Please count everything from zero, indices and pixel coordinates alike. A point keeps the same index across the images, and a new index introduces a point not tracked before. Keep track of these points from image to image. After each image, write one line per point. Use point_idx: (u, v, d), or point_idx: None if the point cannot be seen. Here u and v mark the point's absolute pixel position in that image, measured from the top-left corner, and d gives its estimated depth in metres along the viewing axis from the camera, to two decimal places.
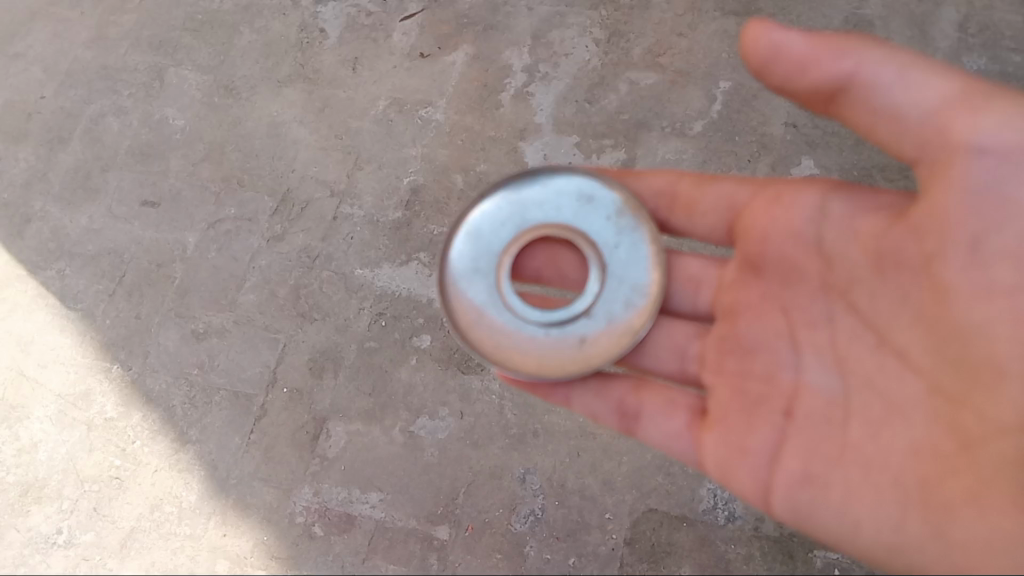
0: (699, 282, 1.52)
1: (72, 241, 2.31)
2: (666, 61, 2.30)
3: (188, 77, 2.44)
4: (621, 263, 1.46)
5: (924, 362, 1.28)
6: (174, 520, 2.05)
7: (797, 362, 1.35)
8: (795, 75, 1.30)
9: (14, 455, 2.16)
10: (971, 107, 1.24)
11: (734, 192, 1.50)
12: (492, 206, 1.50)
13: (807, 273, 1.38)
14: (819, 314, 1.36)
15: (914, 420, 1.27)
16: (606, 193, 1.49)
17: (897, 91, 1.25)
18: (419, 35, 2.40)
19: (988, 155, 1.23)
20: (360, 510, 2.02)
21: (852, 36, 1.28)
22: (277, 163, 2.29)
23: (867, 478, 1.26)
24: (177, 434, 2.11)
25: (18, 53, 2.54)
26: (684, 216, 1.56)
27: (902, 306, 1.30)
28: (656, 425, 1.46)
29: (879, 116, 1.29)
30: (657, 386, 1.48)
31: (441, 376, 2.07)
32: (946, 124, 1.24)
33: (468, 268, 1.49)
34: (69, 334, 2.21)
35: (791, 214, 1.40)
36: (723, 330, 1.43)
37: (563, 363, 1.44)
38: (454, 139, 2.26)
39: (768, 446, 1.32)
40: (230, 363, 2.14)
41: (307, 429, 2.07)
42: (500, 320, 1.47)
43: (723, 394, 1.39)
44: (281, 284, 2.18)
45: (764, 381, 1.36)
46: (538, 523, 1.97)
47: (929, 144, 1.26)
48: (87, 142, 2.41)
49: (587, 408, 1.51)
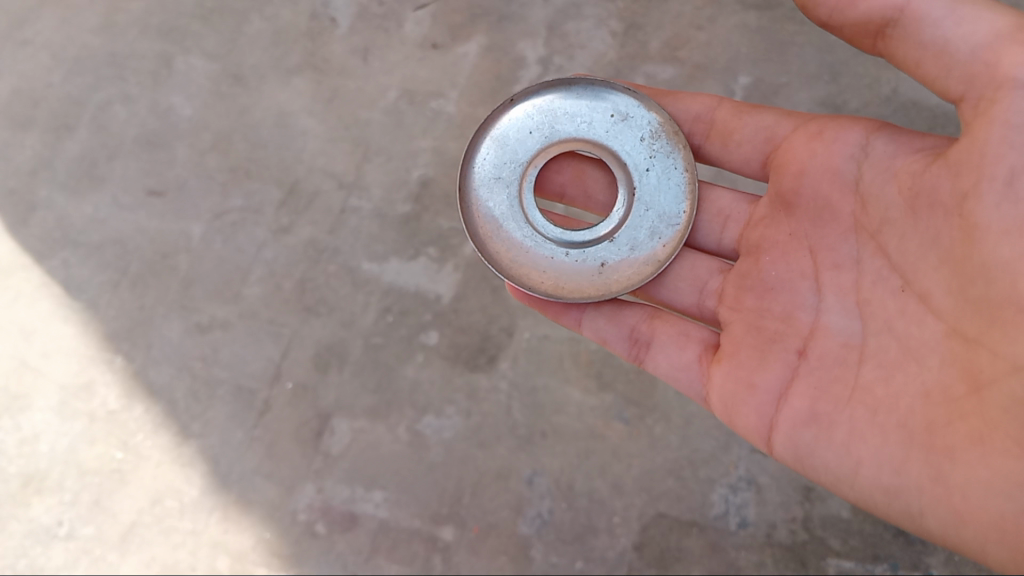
0: (727, 215, 1.56)
1: (76, 229, 2.27)
2: (684, 54, 2.25)
3: (196, 65, 2.38)
4: (650, 190, 1.55)
5: (946, 303, 1.19)
6: (175, 515, 2.03)
7: (818, 303, 1.34)
8: (846, 7, 1.27)
9: (15, 446, 2.11)
10: (1023, 41, 1.13)
11: (776, 125, 1.50)
12: (523, 115, 1.59)
13: (839, 212, 1.34)
14: (846, 255, 1.33)
15: (929, 364, 1.19)
16: (643, 113, 1.56)
17: (947, 26, 1.18)
18: (432, 25, 2.34)
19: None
20: (364, 509, 1.99)
21: None
22: (284, 154, 2.25)
23: (873, 419, 1.23)
24: (179, 428, 2.07)
25: (27, 40, 2.44)
26: (718, 144, 1.57)
27: (929, 246, 1.22)
28: (667, 356, 1.52)
29: (926, 50, 1.22)
30: (671, 318, 1.54)
31: (448, 373, 2.03)
32: (996, 56, 1.14)
33: (491, 176, 1.60)
34: (72, 324, 2.17)
35: (832, 150, 1.36)
36: (749, 269, 1.45)
37: (580, 285, 1.55)
38: (465, 131, 2.22)
39: (776, 385, 1.34)
40: (233, 357, 2.10)
41: (310, 426, 2.03)
42: (518, 234, 1.58)
43: (738, 330, 1.43)
44: (287, 277, 2.14)
45: (783, 321, 1.37)
46: (545, 525, 1.94)
47: (976, 78, 1.17)
48: (93, 129, 2.37)
49: (597, 332, 1.58)
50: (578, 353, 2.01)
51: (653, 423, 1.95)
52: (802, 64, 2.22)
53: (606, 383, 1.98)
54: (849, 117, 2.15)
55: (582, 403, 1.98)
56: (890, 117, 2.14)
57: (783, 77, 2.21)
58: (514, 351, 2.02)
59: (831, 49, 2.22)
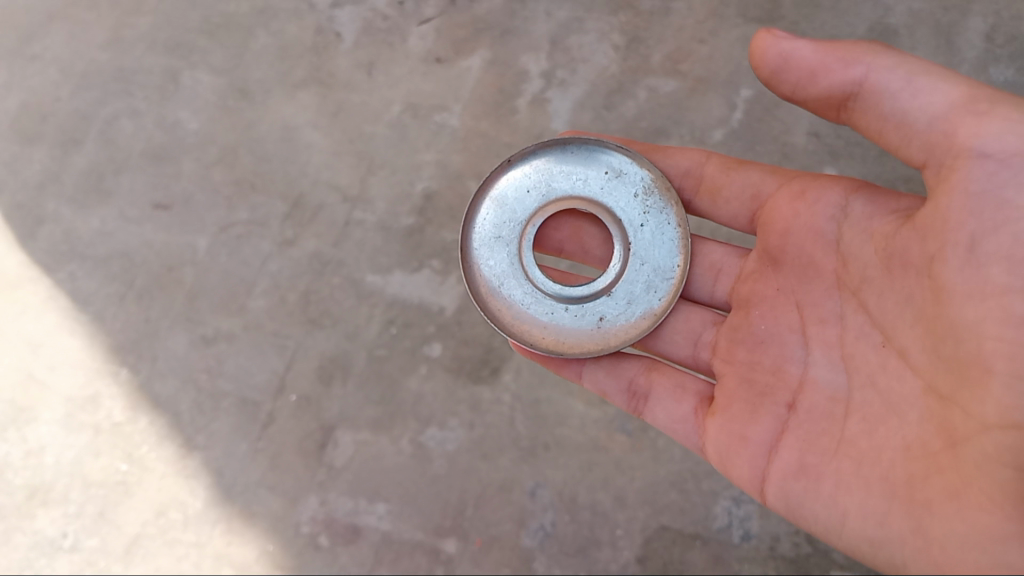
0: (719, 269, 1.61)
1: (83, 243, 2.29)
2: (686, 67, 2.26)
3: (203, 80, 2.41)
4: (644, 244, 1.62)
5: (922, 360, 1.23)
6: (179, 527, 2.04)
7: (806, 357, 1.37)
8: (806, 82, 1.31)
9: (21, 458, 2.12)
10: (976, 112, 1.18)
11: (761, 182, 1.55)
12: (521, 176, 1.68)
13: (822, 270, 1.38)
14: (830, 311, 1.36)
15: (908, 419, 1.21)
16: (634, 170, 1.64)
17: (904, 98, 1.24)
18: (436, 40, 2.36)
19: (992, 159, 1.17)
20: (367, 521, 1.99)
21: (862, 43, 1.27)
22: (290, 167, 2.27)
23: (858, 471, 1.23)
24: (184, 440, 2.08)
25: (35, 55, 2.49)
26: (708, 201, 1.64)
27: (905, 305, 1.26)
28: (664, 408, 1.56)
29: (889, 121, 1.27)
30: (669, 370, 1.58)
31: (451, 386, 2.03)
32: (952, 127, 1.20)
33: (491, 235, 1.67)
34: (79, 337, 2.18)
35: (814, 211, 1.41)
36: (739, 323, 1.49)
37: (580, 339, 1.60)
38: (469, 144, 2.23)
39: (767, 436, 1.36)
40: (238, 369, 2.11)
41: (314, 438, 2.04)
42: (519, 291, 1.65)
43: (731, 383, 1.45)
44: (291, 290, 2.15)
45: (773, 374, 1.40)
46: (548, 538, 1.93)
47: (936, 148, 1.23)
48: (101, 143, 2.40)
49: (597, 384, 1.63)
50: None
51: (655, 435, 1.95)
52: None
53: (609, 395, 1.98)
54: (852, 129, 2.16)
55: (585, 415, 1.98)
56: None
57: None
58: (517, 363, 2.02)
59: None
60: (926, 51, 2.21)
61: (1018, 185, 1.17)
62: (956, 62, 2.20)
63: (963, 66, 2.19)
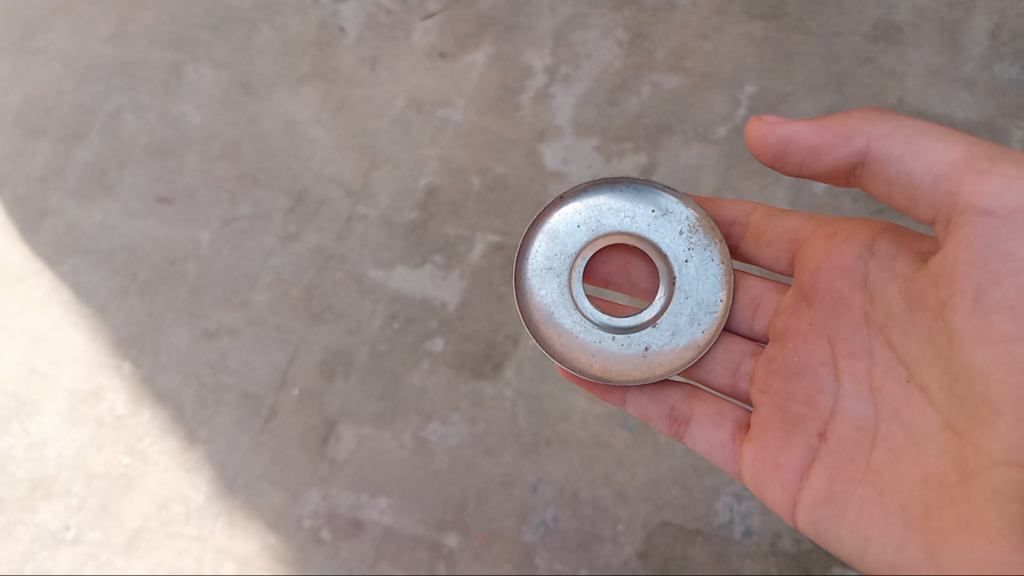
0: (759, 303, 1.57)
1: (86, 237, 2.29)
2: (690, 64, 2.26)
3: (207, 74, 2.42)
4: (689, 279, 1.58)
5: (939, 397, 1.21)
6: (181, 520, 2.04)
7: (837, 388, 1.33)
8: (811, 159, 1.38)
9: (23, 451, 2.13)
10: (977, 170, 1.22)
11: (800, 227, 1.53)
12: (571, 211, 1.63)
13: (852, 306, 1.36)
14: (860, 344, 1.33)
15: (927, 451, 1.19)
16: (682, 209, 1.59)
17: (906, 161, 1.28)
18: (439, 35, 2.36)
19: (993, 217, 1.20)
20: (368, 515, 1.99)
21: (856, 115, 1.33)
22: (293, 162, 2.27)
23: (880, 499, 1.19)
24: (186, 433, 2.08)
25: (39, 48, 2.50)
26: (752, 245, 1.61)
27: (925, 344, 1.25)
28: (704, 434, 1.51)
29: (896, 184, 1.31)
30: (709, 397, 1.53)
31: (453, 381, 2.03)
32: (956, 185, 1.23)
33: (542, 267, 1.63)
34: (81, 330, 2.18)
35: (844, 250, 1.40)
36: (775, 354, 1.45)
37: (627, 369, 1.56)
38: (472, 140, 2.23)
39: (799, 464, 1.32)
40: (241, 363, 2.11)
41: (316, 432, 2.04)
42: (569, 321, 1.61)
43: (766, 412, 1.41)
44: (294, 284, 2.15)
45: (806, 404, 1.35)
46: (550, 533, 1.94)
47: (942, 205, 1.26)
48: (104, 137, 2.40)
49: (640, 410, 1.58)
50: None
51: (657, 431, 1.94)
52: (808, 74, 2.22)
53: None
54: None
55: (586, 411, 1.98)
56: None
57: (789, 87, 2.21)
58: (519, 359, 2.02)
59: (837, 59, 2.23)
60: (930, 49, 2.21)
61: (1019, 240, 1.19)
62: (960, 60, 2.20)
63: (967, 64, 2.19)
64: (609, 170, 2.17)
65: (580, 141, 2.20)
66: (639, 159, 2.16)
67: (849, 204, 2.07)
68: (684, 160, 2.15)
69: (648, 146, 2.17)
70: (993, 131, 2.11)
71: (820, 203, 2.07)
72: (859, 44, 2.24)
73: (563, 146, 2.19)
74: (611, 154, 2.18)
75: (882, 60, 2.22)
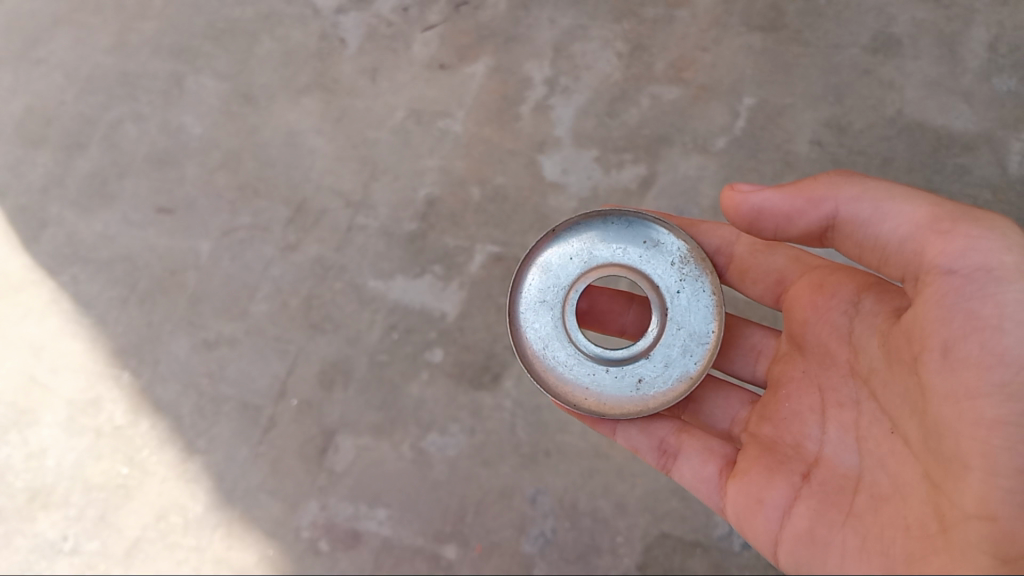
0: (759, 350, 1.59)
1: (86, 247, 2.30)
2: (689, 76, 2.26)
3: (207, 85, 2.43)
4: (681, 309, 1.57)
5: (918, 448, 1.20)
6: (179, 530, 2.03)
7: (822, 434, 1.31)
8: (785, 224, 1.37)
9: (22, 460, 2.13)
10: (940, 230, 1.20)
11: (787, 268, 1.56)
12: (563, 244, 1.63)
13: (838, 357, 1.35)
14: (847, 395, 1.31)
15: (908, 501, 1.16)
16: (673, 240, 1.59)
17: (872, 223, 1.28)
18: (439, 46, 2.37)
19: (957, 276, 1.18)
20: (367, 526, 1.99)
21: (823, 179, 1.32)
22: (293, 172, 2.28)
23: (861, 544, 1.14)
24: (184, 444, 2.08)
25: (41, 59, 2.52)
26: (738, 278, 1.63)
27: (905, 397, 1.23)
28: (691, 468, 1.48)
29: (866, 247, 1.31)
30: (698, 432, 1.50)
31: (452, 391, 2.03)
32: (921, 246, 1.22)
33: (536, 300, 1.63)
34: (81, 339, 2.18)
35: (830, 303, 1.40)
36: (769, 402, 1.45)
37: (620, 401, 1.55)
38: (471, 150, 2.24)
39: (782, 502, 1.27)
40: (240, 373, 2.11)
41: (314, 443, 2.04)
42: (563, 353, 1.60)
43: (753, 454, 1.38)
44: (294, 294, 2.15)
45: (793, 447, 1.33)
46: (549, 545, 1.93)
47: (910, 265, 1.25)
48: (105, 147, 2.41)
49: (630, 442, 1.57)
50: None
51: None
52: (808, 86, 2.22)
53: None
54: (854, 137, 2.16)
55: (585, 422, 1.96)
56: (895, 139, 2.14)
57: (788, 98, 2.21)
58: (518, 369, 2.01)
59: (835, 71, 2.23)
60: (928, 62, 2.22)
61: (983, 298, 1.18)
62: (958, 72, 2.20)
63: (965, 76, 2.20)
64: (609, 181, 2.17)
65: (579, 152, 2.20)
66: (638, 169, 2.17)
67: None
68: (684, 171, 2.16)
69: (647, 157, 2.18)
70: (992, 143, 2.11)
71: None
72: (858, 56, 2.25)
73: (562, 157, 2.20)
74: (611, 165, 2.18)
75: (880, 71, 2.23)
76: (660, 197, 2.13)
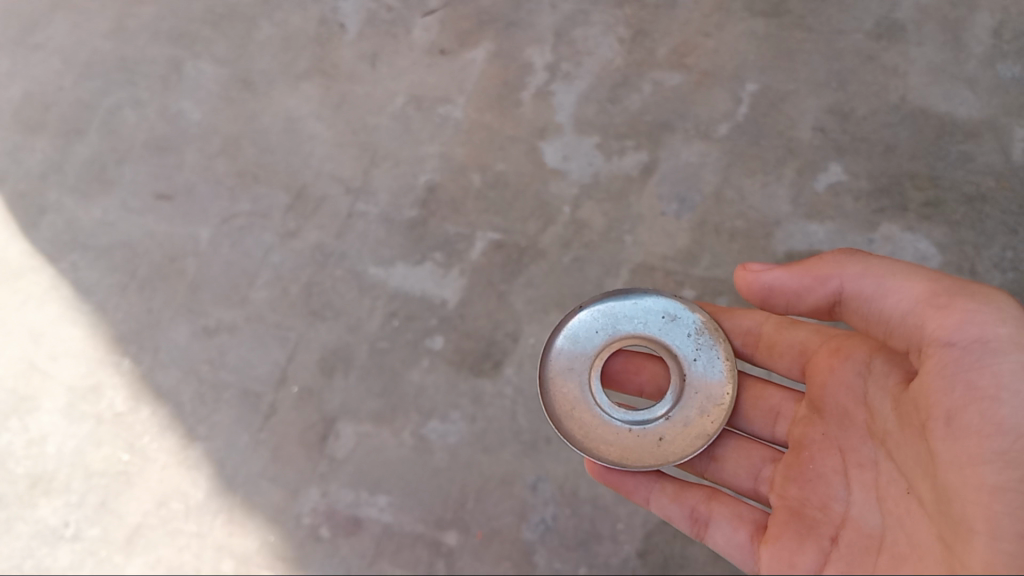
0: (778, 411, 1.55)
1: (85, 233, 2.29)
2: (691, 61, 2.25)
3: (206, 70, 2.42)
4: (699, 373, 1.57)
5: (931, 511, 1.21)
6: (180, 517, 2.02)
7: (846, 496, 1.30)
8: (799, 297, 1.46)
9: (23, 447, 2.12)
10: (937, 305, 1.25)
11: (808, 338, 1.53)
12: (586, 315, 1.63)
13: (856, 420, 1.35)
14: (867, 457, 1.31)
15: (924, 564, 1.16)
16: (689, 313, 1.60)
17: (876, 297, 1.33)
18: (440, 31, 2.36)
19: (957, 348, 1.22)
20: (368, 513, 1.98)
21: (828, 258, 1.41)
22: (292, 158, 2.27)
23: None
24: (185, 431, 2.07)
25: (39, 44, 2.52)
26: (766, 354, 1.60)
27: (917, 461, 1.24)
28: (722, 534, 1.45)
29: (872, 320, 1.35)
30: (728, 500, 1.48)
31: (452, 378, 2.02)
32: (920, 320, 1.26)
33: (563, 365, 1.61)
34: (80, 326, 2.18)
35: (845, 367, 1.40)
36: (793, 461, 1.40)
37: (645, 459, 1.52)
38: (472, 137, 2.23)
39: (814, 566, 1.25)
40: (241, 360, 2.11)
41: (315, 430, 2.03)
42: (590, 416, 1.58)
43: (781, 516, 1.35)
44: (294, 281, 2.15)
45: (819, 509, 1.31)
46: (549, 531, 1.92)
47: (912, 336, 1.28)
48: (103, 133, 2.40)
49: (662, 511, 1.54)
50: None
51: None
52: (811, 72, 2.20)
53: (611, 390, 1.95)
54: (857, 124, 2.14)
55: None
56: (898, 126, 2.13)
57: (791, 84, 2.19)
58: (519, 357, 2.01)
59: (839, 57, 2.21)
60: (932, 48, 2.20)
61: (982, 371, 1.21)
62: (962, 58, 2.18)
63: (969, 62, 2.18)
64: (610, 168, 2.16)
65: (580, 139, 2.19)
66: (640, 156, 2.16)
67: (851, 204, 2.05)
68: (685, 158, 2.15)
69: (649, 144, 2.16)
70: (995, 131, 2.10)
71: (822, 201, 2.06)
72: (861, 42, 2.23)
73: (563, 144, 2.19)
74: (612, 152, 2.17)
75: (884, 57, 2.20)
76: (661, 184, 2.12)
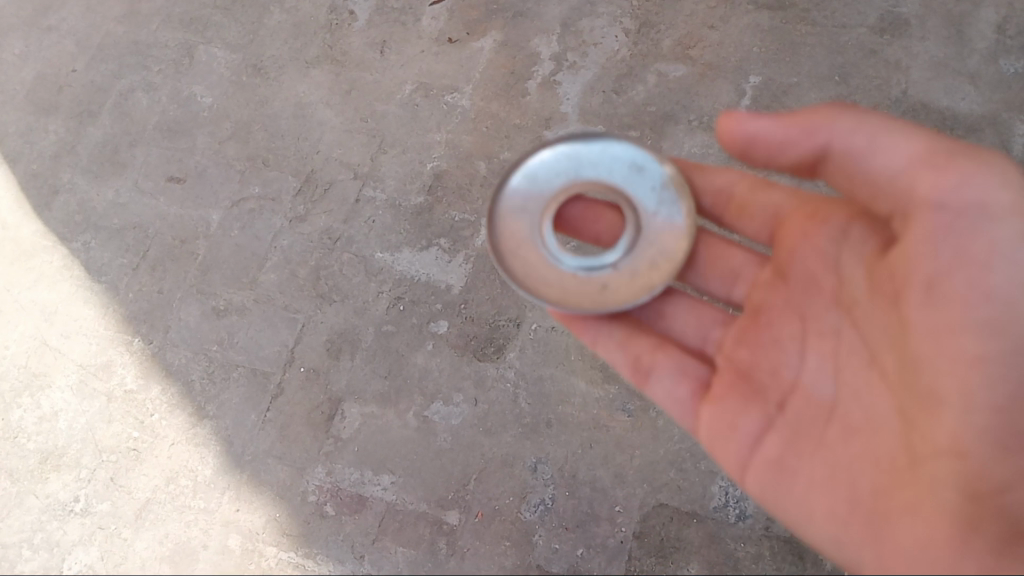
0: None
1: (98, 214, 2.33)
2: (696, 53, 2.29)
3: (218, 55, 2.47)
4: None
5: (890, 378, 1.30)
6: (189, 493, 2.04)
7: (802, 365, 1.35)
8: (775, 154, 1.39)
9: (35, 423, 2.15)
10: (935, 165, 1.24)
11: (782, 202, 1.48)
12: None
13: (824, 281, 1.36)
14: (829, 322, 1.34)
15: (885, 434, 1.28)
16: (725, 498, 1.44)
17: (869, 157, 1.28)
18: (448, 20, 2.42)
19: (947, 211, 1.24)
20: (372, 492, 1.99)
21: (817, 109, 1.33)
22: (302, 143, 2.32)
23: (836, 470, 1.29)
24: (194, 409, 2.10)
25: (52, 26, 2.57)
26: None
27: (884, 327, 1.30)
28: None
29: (858, 173, 1.31)
30: None
31: (456, 361, 2.06)
32: (910, 181, 1.25)
33: None
34: (93, 305, 2.22)
35: (816, 245, 1.37)
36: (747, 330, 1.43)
37: None
38: (478, 125, 2.27)
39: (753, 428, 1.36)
40: (249, 341, 2.15)
41: (322, 409, 2.07)
42: None
43: (723, 385, 1.41)
44: (302, 265, 2.20)
45: (766, 373, 1.38)
46: (548, 512, 1.92)
47: (899, 196, 1.27)
48: (115, 116, 2.44)
49: None
50: (584, 346, 2.02)
51: (656, 415, 1.95)
52: (813, 65, 2.23)
53: (611, 375, 2.00)
54: None
55: (586, 394, 1.99)
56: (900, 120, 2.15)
57: (793, 78, 2.23)
58: (521, 341, 2.05)
59: (842, 51, 2.24)
60: (935, 42, 2.22)
61: (965, 233, 1.25)
62: (965, 53, 2.21)
63: (972, 58, 2.20)
64: None
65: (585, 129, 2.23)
66: (643, 147, 2.19)
67: None
68: (689, 148, 2.18)
69: (653, 135, 2.20)
70: (997, 125, 2.12)
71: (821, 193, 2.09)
72: (864, 36, 2.25)
73: (568, 133, 2.23)
74: None
75: (887, 52, 2.23)
76: None
